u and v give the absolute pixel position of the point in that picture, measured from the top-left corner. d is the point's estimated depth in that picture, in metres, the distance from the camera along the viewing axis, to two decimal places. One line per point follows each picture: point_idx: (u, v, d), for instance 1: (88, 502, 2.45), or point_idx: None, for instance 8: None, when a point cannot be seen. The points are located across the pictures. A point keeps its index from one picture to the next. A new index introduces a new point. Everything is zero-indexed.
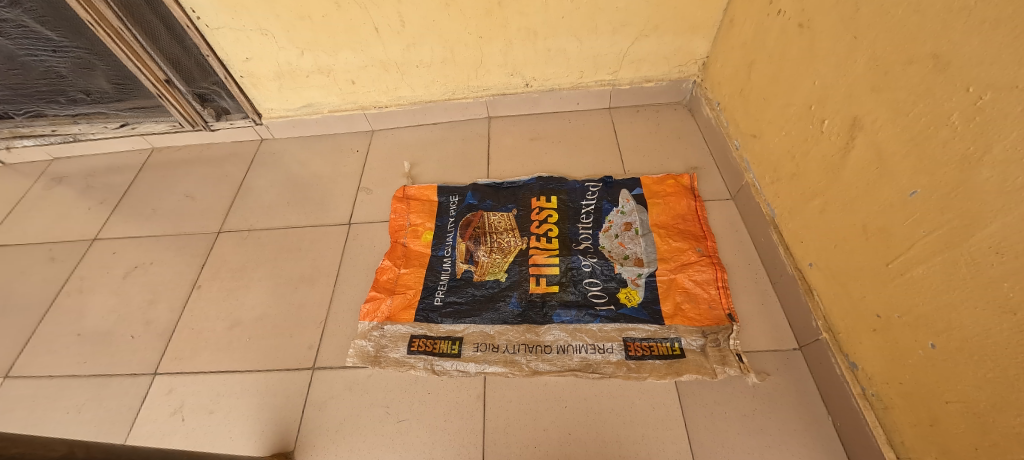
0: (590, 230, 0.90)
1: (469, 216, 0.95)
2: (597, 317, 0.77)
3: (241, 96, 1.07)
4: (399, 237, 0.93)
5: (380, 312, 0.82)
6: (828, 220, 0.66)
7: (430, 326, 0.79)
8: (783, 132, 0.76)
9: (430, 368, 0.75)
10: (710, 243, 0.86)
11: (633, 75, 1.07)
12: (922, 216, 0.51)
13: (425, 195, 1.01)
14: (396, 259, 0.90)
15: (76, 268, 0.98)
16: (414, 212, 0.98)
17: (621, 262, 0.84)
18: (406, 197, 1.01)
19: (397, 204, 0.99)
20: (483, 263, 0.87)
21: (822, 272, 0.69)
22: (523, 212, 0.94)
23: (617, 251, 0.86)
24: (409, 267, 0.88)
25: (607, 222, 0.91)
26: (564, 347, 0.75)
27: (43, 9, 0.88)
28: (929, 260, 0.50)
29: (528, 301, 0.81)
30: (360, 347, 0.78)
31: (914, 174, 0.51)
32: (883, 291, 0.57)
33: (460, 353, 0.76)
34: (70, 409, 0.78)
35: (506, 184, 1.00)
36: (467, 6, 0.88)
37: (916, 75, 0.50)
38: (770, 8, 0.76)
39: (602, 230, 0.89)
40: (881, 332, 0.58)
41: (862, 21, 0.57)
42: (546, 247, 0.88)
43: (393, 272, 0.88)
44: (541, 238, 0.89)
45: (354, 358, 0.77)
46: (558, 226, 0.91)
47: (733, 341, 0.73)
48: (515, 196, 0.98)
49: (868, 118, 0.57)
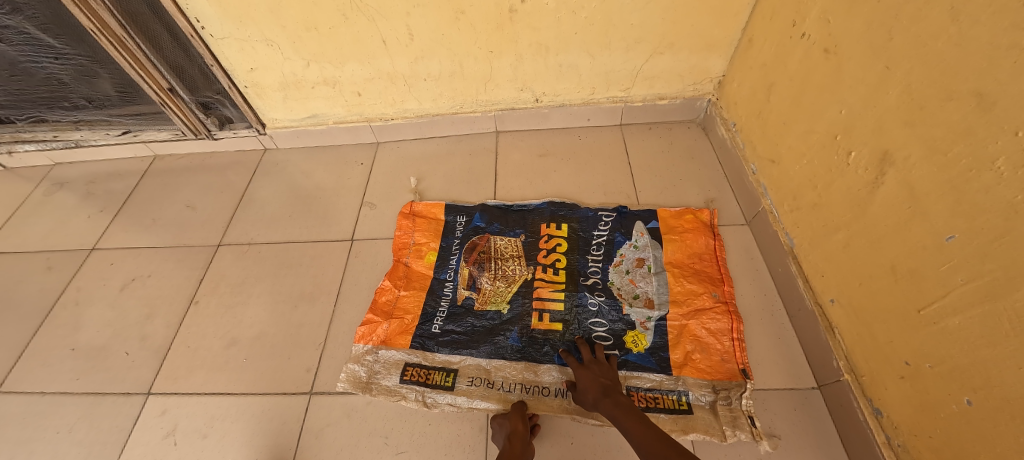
0: (600, 266, 0.86)
1: (474, 240, 0.92)
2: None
3: (245, 106, 1.05)
4: (401, 256, 0.91)
5: (376, 335, 0.79)
6: (852, 256, 0.63)
7: (425, 354, 0.77)
8: (804, 160, 0.73)
9: (421, 400, 0.72)
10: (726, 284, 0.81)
11: (646, 92, 1.04)
12: (960, 263, 0.47)
13: (432, 213, 0.98)
14: (395, 281, 0.87)
15: (74, 279, 0.96)
16: (418, 232, 0.95)
17: (631, 302, 0.80)
18: (412, 213, 0.98)
19: (402, 221, 0.97)
20: (485, 291, 0.84)
21: (844, 309, 0.66)
22: (531, 240, 0.91)
23: (627, 289, 0.82)
24: (410, 290, 0.86)
25: (618, 255, 0.87)
26: (560, 393, 0.71)
27: (45, 17, 0.86)
28: (967, 311, 0.47)
29: (530, 340, 0.77)
30: (352, 372, 0.76)
31: (951, 217, 0.48)
32: (912, 338, 0.54)
33: (454, 386, 0.73)
34: (61, 428, 0.76)
35: (517, 206, 0.97)
36: (478, 20, 0.85)
37: (955, 113, 0.47)
38: (793, 31, 0.73)
39: (613, 265, 0.86)
40: (911, 381, 0.55)
41: (895, 51, 0.54)
42: (552, 280, 0.84)
43: (391, 295, 0.85)
44: (548, 271, 0.86)
45: (345, 384, 0.75)
46: (567, 257, 0.88)
47: (745, 400, 0.68)
48: (524, 221, 0.94)
49: (900, 154, 0.54)
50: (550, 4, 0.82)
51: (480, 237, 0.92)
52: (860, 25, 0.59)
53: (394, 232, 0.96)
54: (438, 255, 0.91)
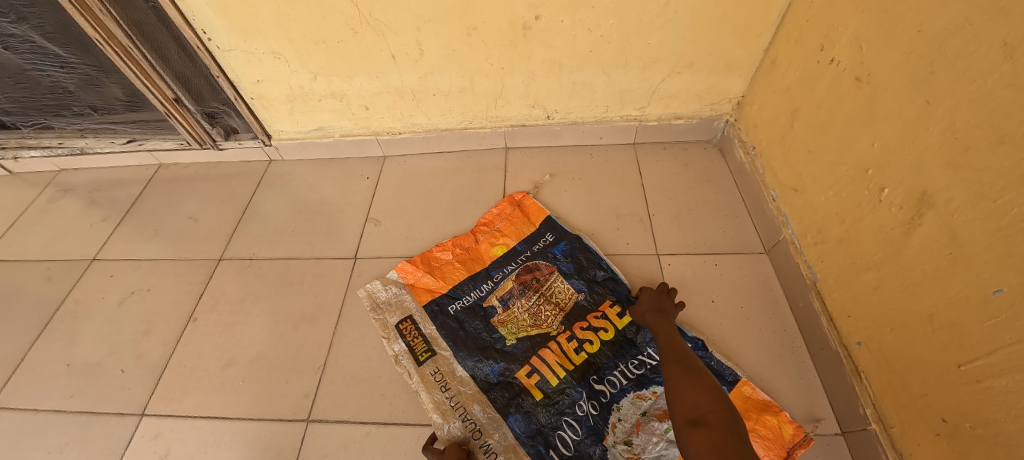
0: (627, 383, 0.71)
1: (540, 263, 0.88)
2: (539, 459, 0.66)
3: (251, 117, 1.03)
4: (476, 232, 0.94)
5: (412, 278, 0.88)
6: (883, 298, 0.60)
7: (427, 322, 0.82)
8: (831, 192, 0.69)
9: (397, 357, 0.78)
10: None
11: (661, 111, 1.01)
12: (1008, 320, 0.44)
13: (533, 215, 0.96)
14: (452, 247, 0.92)
15: (73, 290, 0.95)
16: (502, 220, 0.96)
17: (615, 441, 0.66)
18: (517, 205, 0.98)
19: (505, 205, 0.98)
20: (510, 313, 0.82)
21: (873, 354, 0.62)
22: (586, 303, 0.81)
23: (626, 428, 0.67)
24: (459, 262, 0.90)
25: (653, 389, 0.70)
26: (487, 450, 0.67)
27: (51, 26, 0.85)
28: (1015, 374, 0.43)
29: (507, 388, 0.73)
30: (374, 290, 0.87)
31: (1000, 270, 0.44)
32: (951, 395, 0.50)
33: (422, 363, 0.77)
34: (52, 449, 0.74)
35: (604, 265, 0.86)
36: (490, 36, 0.83)
37: (1008, 158, 0.43)
38: (821, 56, 0.70)
39: (637, 393, 0.70)
40: (947, 439, 0.51)
41: (939, 86, 0.50)
42: (567, 355, 0.75)
43: (444, 256, 0.91)
44: (584, 345, 0.76)
45: (365, 294, 0.87)
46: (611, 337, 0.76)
47: None
48: (594, 282, 0.84)
49: (942, 196, 0.51)
50: (565, 21, 0.80)
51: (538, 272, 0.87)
52: (898, 55, 0.55)
53: (495, 206, 0.98)
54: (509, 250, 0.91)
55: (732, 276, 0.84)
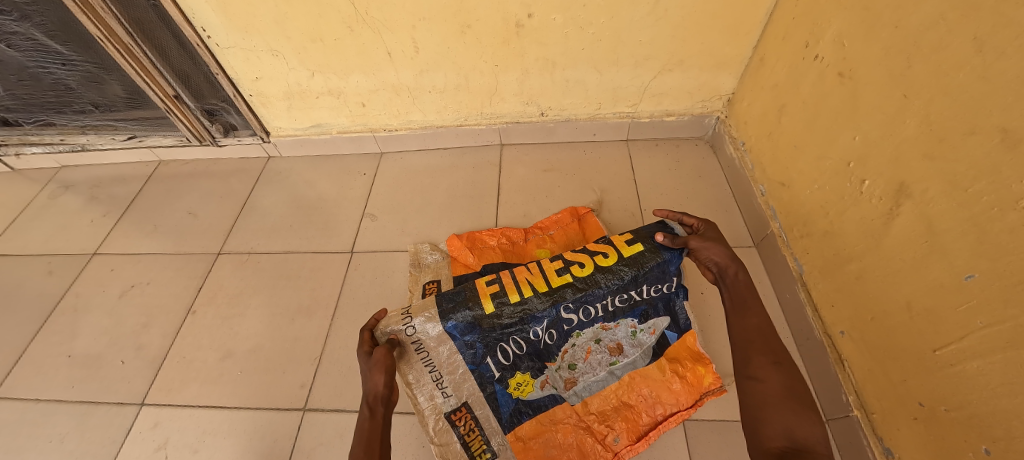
0: (599, 316, 0.65)
1: None
2: (473, 364, 0.64)
3: (250, 114, 1.05)
4: (529, 230, 0.92)
5: (454, 251, 0.89)
6: (864, 288, 0.61)
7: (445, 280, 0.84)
8: (816, 185, 0.71)
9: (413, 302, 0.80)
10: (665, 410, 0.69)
11: (653, 108, 1.02)
12: (981, 305, 0.45)
13: (589, 228, 0.90)
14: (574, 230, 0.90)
15: (74, 284, 0.96)
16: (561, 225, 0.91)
17: (563, 366, 0.69)
18: (579, 215, 0.93)
19: (568, 214, 0.93)
20: None
21: (856, 343, 0.63)
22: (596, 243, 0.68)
23: (575, 356, 0.68)
24: (501, 251, 0.88)
25: (617, 321, 0.67)
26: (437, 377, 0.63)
27: (53, 24, 0.87)
28: (988, 356, 0.45)
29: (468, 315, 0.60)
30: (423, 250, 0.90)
31: (972, 256, 0.46)
32: (927, 379, 0.52)
33: None
34: (53, 438, 0.75)
35: None
36: (484, 34, 0.84)
37: (979, 148, 0.44)
38: (806, 52, 0.71)
39: (603, 324, 0.66)
40: (924, 423, 0.53)
41: (916, 79, 0.51)
42: (544, 281, 0.63)
43: (491, 240, 0.90)
44: (570, 266, 0.64)
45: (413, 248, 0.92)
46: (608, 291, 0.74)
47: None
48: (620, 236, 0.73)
49: (918, 186, 0.52)
50: (558, 19, 0.81)
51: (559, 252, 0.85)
52: (878, 50, 0.57)
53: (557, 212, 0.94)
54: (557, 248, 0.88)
55: None
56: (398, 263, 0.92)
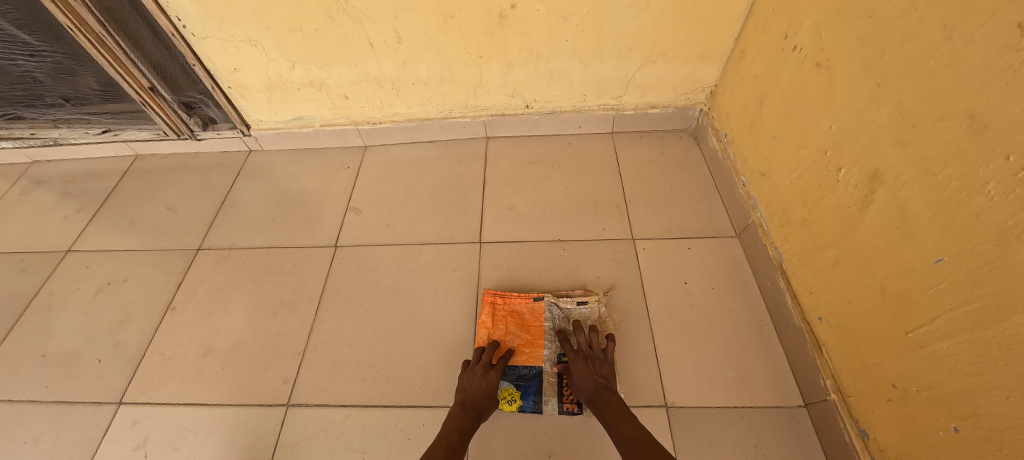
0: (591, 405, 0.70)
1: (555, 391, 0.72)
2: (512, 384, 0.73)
3: (229, 107, 1.03)
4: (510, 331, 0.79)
5: (491, 328, 0.79)
6: (841, 274, 0.62)
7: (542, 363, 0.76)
8: (794, 175, 0.72)
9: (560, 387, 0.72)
10: (516, 371, 0.74)
11: (637, 101, 1.03)
12: (950, 287, 0.46)
13: (535, 341, 0.78)
14: (506, 317, 0.80)
15: (47, 281, 0.93)
16: (508, 324, 0.79)
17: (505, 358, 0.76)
18: (531, 339, 0.78)
19: (531, 325, 0.79)
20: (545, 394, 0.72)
21: (833, 328, 0.65)
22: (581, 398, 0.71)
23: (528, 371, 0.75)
24: (500, 327, 0.79)
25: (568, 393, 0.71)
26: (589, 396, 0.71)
27: (19, 13, 0.83)
28: (956, 337, 0.46)
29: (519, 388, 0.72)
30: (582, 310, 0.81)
31: (940, 240, 0.46)
32: (900, 362, 0.53)
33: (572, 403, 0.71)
34: (26, 438, 0.73)
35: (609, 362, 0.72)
36: (467, 25, 0.84)
37: (947, 134, 0.45)
38: (784, 43, 0.72)
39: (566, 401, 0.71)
40: (898, 404, 0.54)
41: (888, 68, 0.51)
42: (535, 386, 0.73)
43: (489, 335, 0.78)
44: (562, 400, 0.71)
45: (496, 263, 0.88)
46: (518, 385, 0.73)
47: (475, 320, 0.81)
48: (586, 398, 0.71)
49: (890, 173, 0.52)
50: (540, 10, 0.81)
51: (506, 399, 0.71)
52: (852, 40, 0.57)
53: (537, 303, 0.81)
54: (519, 394, 0.72)
55: (704, 259, 0.87)
56: (383, 256, 0.92)
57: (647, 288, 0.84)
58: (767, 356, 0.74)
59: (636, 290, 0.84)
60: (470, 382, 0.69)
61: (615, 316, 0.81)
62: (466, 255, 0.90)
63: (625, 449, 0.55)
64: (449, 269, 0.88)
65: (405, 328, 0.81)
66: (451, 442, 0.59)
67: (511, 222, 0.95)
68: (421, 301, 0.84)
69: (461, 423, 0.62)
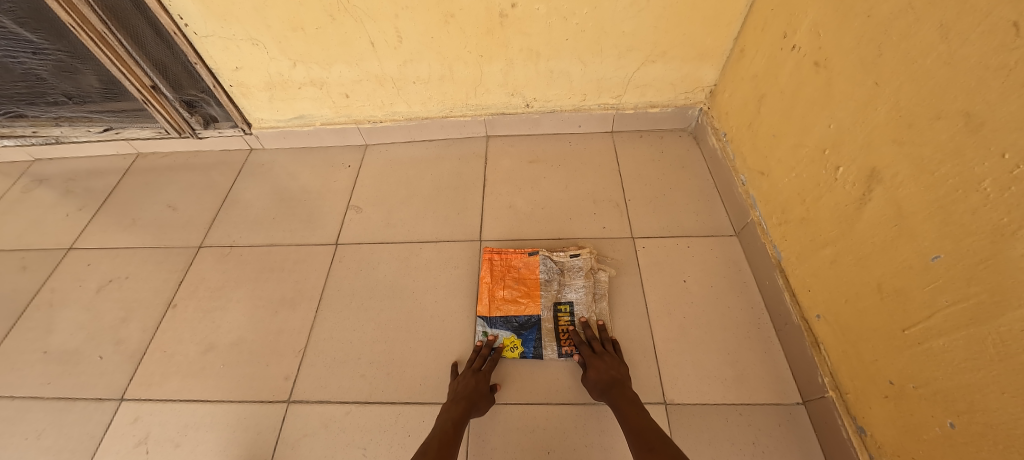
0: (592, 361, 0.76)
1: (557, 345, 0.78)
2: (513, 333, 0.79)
3: (230, 105, 1.03)
4: (508, 283, 0.85)
5: (490, 283, 0.85)
6: (839, 272, 0.62)
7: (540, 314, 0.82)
8: (793, 173, 0.72)
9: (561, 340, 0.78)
10: (516, 321, 0.81)
11: (637, 100, 1.03)
12: (946, 284, 0.46)
13: (532, 290, 0.84)
14: (504, 272, 0.86)
15: (49, 279, 0.94)
16: (506, 277, 0.86)
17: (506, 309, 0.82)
18: (527, 290, 0.84)
19: (526, 276, 0.86)
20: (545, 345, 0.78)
21: (830, 326, 0.65)
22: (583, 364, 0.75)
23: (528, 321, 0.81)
24: (498, 282, 0.85)
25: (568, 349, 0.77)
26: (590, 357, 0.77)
27: (22, 11, 0.84)
28: (952, 334, 0.46)
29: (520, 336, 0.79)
30: (575, 262, 0.86)
31: (937, 238, 0.47)
32: (897, 359, 0.54)
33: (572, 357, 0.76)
34: (29, 434, 0.73)
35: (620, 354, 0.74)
36: (468, 24, 0.84)
37: (943, 132, 0.45)
38: (783, 43, 0.72)
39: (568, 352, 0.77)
40: (895, 401, 0.54)
41: (885, 66, 0.52)
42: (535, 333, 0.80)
43: (489, 289, 0.84)
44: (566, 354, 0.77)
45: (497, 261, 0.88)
46: (518, 333, 0.79)
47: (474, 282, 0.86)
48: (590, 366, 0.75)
49: (888, 171, 0.53)
50: (541, 9, 0.81)
51: (509, 347, 0.78)
52: (850, 39, 0.57)
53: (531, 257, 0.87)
54: (520, 342, 0.78)
55: (704, 257, 0.87)
56: (383, 254, 0.92)
57: (646, 286, 0.84)
58: (766, 355, 0.75)
59: (635, 287, 0.84)
60: (458, 384, 0.70)
61: (615, 313, 0.81)
62: (466, 253, 0.91)
63: (635, 438, 0.56)
64: (449, 267, 0.89)
65: (406, 325, 0.81)
66: (443, 433, 0.60)
67: (512, 220, 0.95)
68: (421, 298, 0.85)
69: (453, 415, 0.64)
